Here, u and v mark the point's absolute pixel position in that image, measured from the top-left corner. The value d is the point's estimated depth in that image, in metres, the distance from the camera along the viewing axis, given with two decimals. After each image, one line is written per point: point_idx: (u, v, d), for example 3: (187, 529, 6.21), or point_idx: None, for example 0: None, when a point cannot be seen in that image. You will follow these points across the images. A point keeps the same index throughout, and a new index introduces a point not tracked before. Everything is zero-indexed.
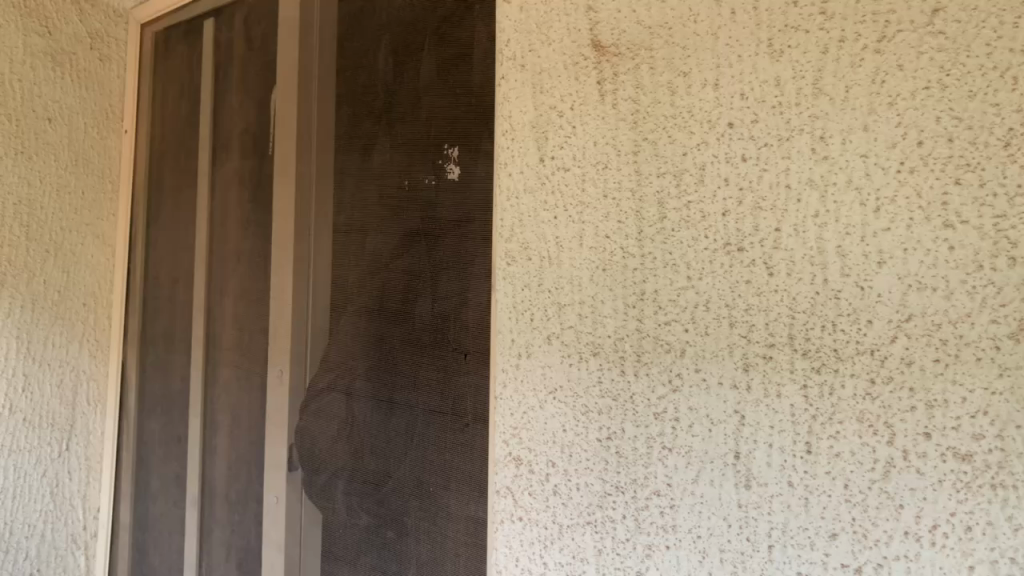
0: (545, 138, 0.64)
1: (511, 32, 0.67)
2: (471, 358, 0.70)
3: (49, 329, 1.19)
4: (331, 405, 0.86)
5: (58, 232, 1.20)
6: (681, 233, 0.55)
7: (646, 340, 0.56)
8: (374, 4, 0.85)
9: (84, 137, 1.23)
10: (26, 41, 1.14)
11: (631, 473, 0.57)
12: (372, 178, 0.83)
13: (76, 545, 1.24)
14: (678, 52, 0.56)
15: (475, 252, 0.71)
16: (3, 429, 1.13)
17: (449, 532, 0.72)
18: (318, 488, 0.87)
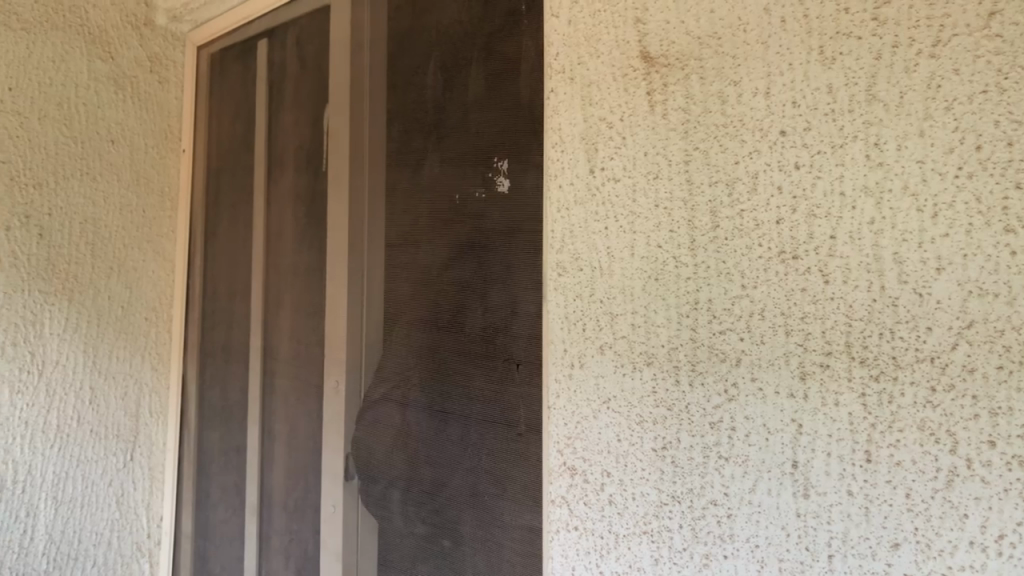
0: (595, 149, 0.64)
1: (559, 46, 0.68)
2: (524, 368, 0.71)
3: (114, 344, 1.23)
4: (385, 414, 0.88)
5: (121, 249, 1.24)
6: (734, 242, 0.55)
7: (700, 350, 0.57)
8: (423, 20, 0.87)
9: (145, 157, 1.28)
10: (90, 67, 1.19)
11: (687, 483, 0.57)
12: (423, 191, 0.85)
13: (140, 553, 1.27)
14: (729, 61, 0.56)
15: (526, 263, 0.72)
16: (70, 440, 1.17)
17: (504, 542, 0.72)
18: (374, 497, 0.89)
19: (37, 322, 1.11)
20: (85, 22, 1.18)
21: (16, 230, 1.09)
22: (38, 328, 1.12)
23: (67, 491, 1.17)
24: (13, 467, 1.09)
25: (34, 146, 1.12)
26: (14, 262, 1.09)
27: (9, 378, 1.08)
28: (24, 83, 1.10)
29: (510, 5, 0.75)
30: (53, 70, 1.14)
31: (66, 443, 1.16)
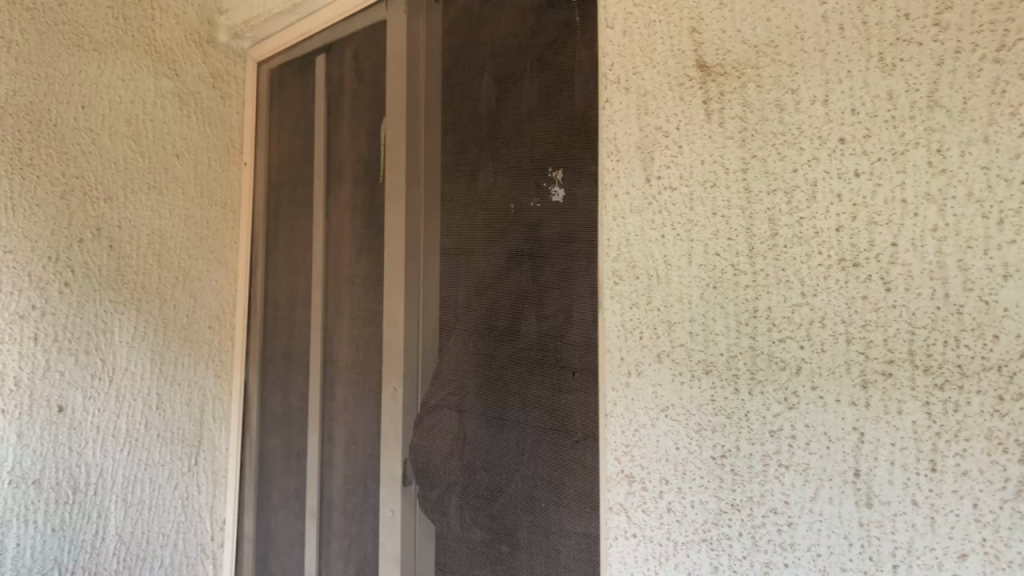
0: (651, 158, 0.65)
1: (614, 56, 0.69)
2: (580, 375, 0.72)
3: (179, 351, 1.27)
4: (442, 421, 0.89)
5: (186, 259, 1.28)
6: (793, 250, 0.55)
7: (760, 358, 0.57)
8: (478, 33, 0.88)
9: (208, 170, 1.32)
10: (156, 84, 1.24)
11: (747, 491, 0.57)
12: (479, 201, 0.86)
13: (204, 555, 1.31)
14: (786, 69, 0.56)
15: (582, 272, 0.73)
16: (139, 444, 1.21)
17: (562, 548, 0.73)
18: (431, 502, 0.90)
19: (107, 331, 1.16)
20: (151, 41, 1.23)
21: (89, 243, 1.14)
22: (108, 336, 1.16)
23: (136, 494, 1.21)
24: (86, 470, 1.14)
25: (105, 161, 1.16)
26: (87, 273, 1.13)
27: (82, 384, 1.13)
28: (96, 101, 1.15)
29: (565, 17, 0.76)
30: (122, 88, 1.19)
31: (135, 447, 1.20)
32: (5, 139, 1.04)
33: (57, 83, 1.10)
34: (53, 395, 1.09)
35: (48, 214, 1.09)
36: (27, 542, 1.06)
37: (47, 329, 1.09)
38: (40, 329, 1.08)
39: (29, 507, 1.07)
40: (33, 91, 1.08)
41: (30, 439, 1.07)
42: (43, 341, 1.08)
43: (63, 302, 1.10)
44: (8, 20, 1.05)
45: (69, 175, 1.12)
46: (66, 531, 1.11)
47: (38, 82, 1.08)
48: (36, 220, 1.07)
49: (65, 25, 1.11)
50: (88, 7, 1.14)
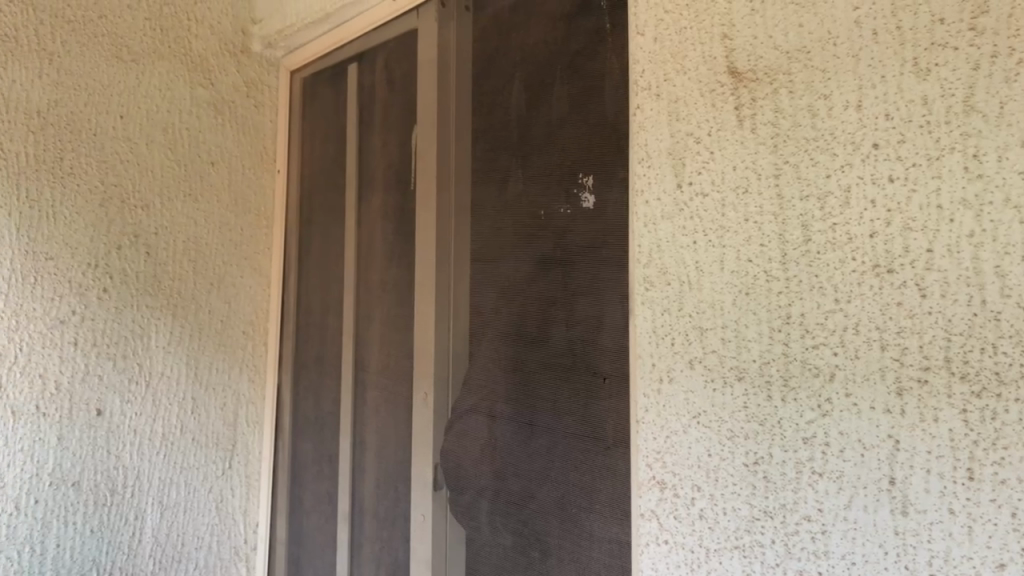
0: (682, 164, 0.65)
1: (645, 63, 0.69)
2: (611, 382, 0.72)
3: (213, 356, 1.28)
4: (473, 426, 0.89)
5: (220, 266, 1.30)
6: (826, 256, 0.55)
7: (793, 365, 0.56)
8: (509, 40, 0.89)
9: (242, 178, 1.34)
10: (192, 94, 1.26)
11: (780, 498, 0.57)
12: (510, 207, 0.87)
13: (238, 557, 1.32)
14: (819, 75, 0.56)
15: (612, 278, 0.73)
16: (174, 447, 1.23)
17: (592, 554, 0.73)
18: (462, 507, 0.90)
19: (144, 336, 1.18)
20: (187, 52, 1.25)
21: (127, 249, 1.16)
22: (145, 341, 1.18)
23: (171, 496, 1.23)
24: (123, 472, 1.16)
25: (143, 170, 1.19)
26: (124, 279, 1.16)
27: (119, 388, 1.15)
28: (133, 111, 1.18)
29: (595, 24, 0.77)
30: (159, 98, 1.21)
31: (170, 450, 1.22)
32: (46, 148, 1.07)
33: (96, 93, 1.13)
34: (91, 399, 1.12)
35: (87, 222, 1.11)
36: (67, 543, 1.09)
37: (86, 334, 1.11)
38: (79, 334, 1.10)
39: (69, 509, 1.09)
40: (73, 101, 1.10)
41: (70, 442, 1.09)
42: (82, 346, 1.11)
43: (102, 308, 1.13)
44: (50, 33, 1.08)
45: (108, 184, 1.14)
46: (104, 533, 1.13)
47: (78, 92, 1.11)
48: (77, 227, 1.10)
49: (104, 36, 1.14)
50: (126, 19, 1.17)
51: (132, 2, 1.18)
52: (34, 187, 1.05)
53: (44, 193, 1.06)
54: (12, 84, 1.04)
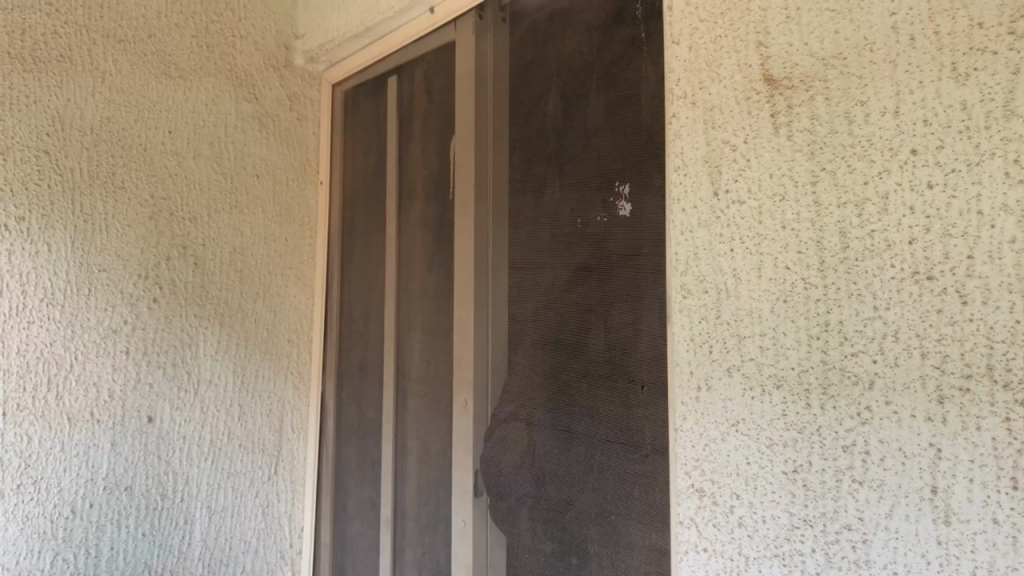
0: (718, 172, 0.65)
1: (680, 72, 0.69)
2: (649, 389, 0.72)
3: (259, 363, 1.31)
4: (513, 433, 0.90)
5: (266, 275, 1.33)
6: (865, 263, 0.55)
7: (831, 372, 0.56)
8: (546, 50, 0.90)
9: (287, 190, 1.37)
10: (238, 108, 1.29)
11: (819, 506, 0.56)
12: (547, 216, 0.87)
13: (284, 561, 1.35)
14: (856, 81, 0.56)
15: (650, 286, 0.73)
16: (222, 452, 1.26)
17: (632, 562, 0.73)
18: (503, 513, 0.91)
19: (192, 345, 1.21)
20: (233, 67, 1.29)
21: (176, 261, 1.19)
22: (193, 350, 1.21)
23: (220, 501, 1.25)
24: (173, 477, 1.19)
25: (190, 183, 1.22)
26: (173, 290, 1.19)
27: (169, 396, 1.18)
28: (181, 126, 1.21)
29: (632, 33, 0.77)
30: (205, 113, 1.25)
31: (218, 456, 1.25)
32: (99, 164, 1.11)
33: (146, 109, 1.17)
34: (142, 406, 1.15)
35: (138, 234, 1.15)
36: (120, 546, 1.12)
37: (136, 344, 1.14)
38: (131, 343, 1.14)
39: (122, 513, 1.12)
40: (124, 117, 1.14)
41: (123, 448, 1.12)
42: (134, 354, 1.14)
43: (152, 318, 1.16)
44: (102, 52, 1.11)
45: (157, 197, 1.17)
46: (155, 536, 1.16)
47: (129, 108, 1.14)
48: (129, 240, 1.13)
49: (153, 55, 1.18)
50: (174, 36, 1.20)
51: (180, 21, 1.21)
52: (88, 202, 1.09)
53: (97, 208, 1.10)
54: (67, 102, 1.07)
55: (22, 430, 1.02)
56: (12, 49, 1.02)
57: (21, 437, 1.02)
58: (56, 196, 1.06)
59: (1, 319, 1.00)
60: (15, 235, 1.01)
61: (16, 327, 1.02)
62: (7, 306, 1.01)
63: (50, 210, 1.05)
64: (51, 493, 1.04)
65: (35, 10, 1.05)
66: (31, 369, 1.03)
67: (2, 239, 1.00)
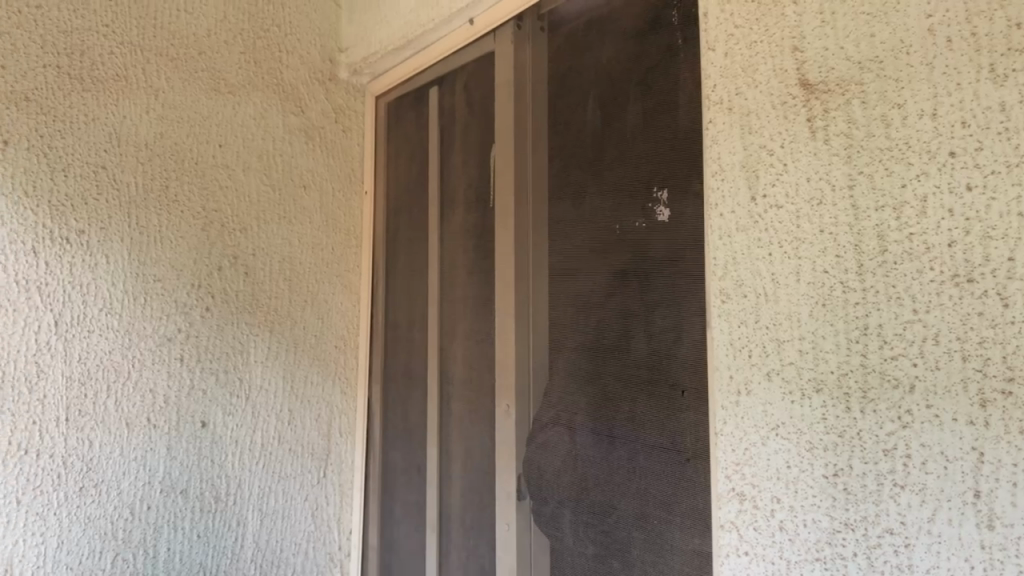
0: (756, 177, 0.65)
1: (716, 78, 0.70)
2: (689, 394, 0.73)
3: (308, 369, 1.34)
4: (555, 437, 0.91)
5: (314, 284, 1.36)
6: (904, 266, 0.54)
7: (871, 376, 0.56)
8: (585, 57, 0.91)
9: (333, 200, 1.40)
10: (285, 121, 1.33)
11: (861, 510, 0.56)
12: (587, 222, 0.88)
13: (333, 563, 1.37)
14: (892, 84, 0.56)
15: (689, 290, 0.74)
16: (273, 456, 1.29)
17: (675, 565, 0.74)
18: (546, 517, 0.92)
19: (244, 352, 1.25)
20: (280, 82, 1.32)
21: (227, 270, 1.23)
22: (245, 357, 1.25)
23: (271, 503, 1.29)
24: (227, 480, 1.22)
25: (241, 195, 1.26)
26: (224, 298, 1.23)
27: (222, 401, 1.22)
28: (231, 140, 1.25)
29: (668, 40, 0.78)
30: (254, 127, 1.28)
31: (269, 460, 1.29)
32: (154, 177, 1.15)
33: (197, 124, 1.21)
34: (197, 411, 1.19)
35: (191, 244, 1.19)
36: (176, 546, 1.15)
37: (190, 350, 1.18)
38: (184, 350, 1.17)
39: (178, 514, 1.16)
40: (177, 132, 1.18)
41: (178, 452, 1.16)
42: (189, 361, 1.18)
43: (205, 325, 1.20)
44: (155, 71, 1.16)
45: (209, 210, 1.21)
46: (209, 538, 1.20)
47: (181, 123, 1.18)
48: (182, 251, 1.17)
49: (203, 71, 1.22)
50: (224, 53, 1.24)
51: (229, 38, 1.25)
52: (143, 215, 1.13)
53: (152, 221, 1.14)
54: (123, 119, 1.12)
55: (84, 434, 1.06)
56: (72, 69, 1.07)
57: (82, 441, 1.06)
58: (114, 210, 1.10)
59: (63, 328, 1.05)
60: (76, 247, 1.06)
61: (78, 335, 1.06)
62: (69, 315, 1.05)
63: (108, 222, 1.09)
64: (111, 495, 1.08)
65: (93, 31, 1.09)
66: (91, 376, 1.07)
67: (64, 251, 1.05)
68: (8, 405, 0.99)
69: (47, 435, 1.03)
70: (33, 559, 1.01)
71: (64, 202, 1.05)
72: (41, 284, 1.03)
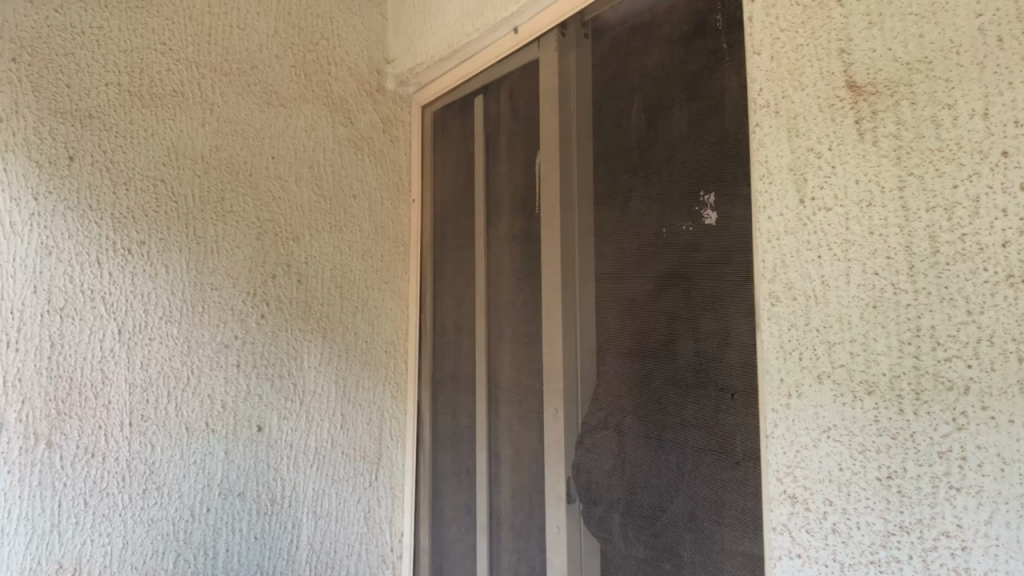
0: (804, 179, 0.65)
1: (763, 81, 0.70)
2: (739, 397, 0.73)
3: (360, 374, 1.37)
4: (605, 440, 0.92)
5: (364, 290, 1.39)
6: (956, 267, 0.54)
7: (925, 378, 0.56)
8: (630, 63, 0.91)
9: (382, 208, 1.43)
10: (335, 132, 1.36)
11: (916, 513, 0.56)
12: (633, 226, 0.89)
13: (385, 565, 1.39)
14: (942, 84, 0.56)
15: (737, 293, 0.74)
16: (326, 459, 1.32)
17: (726, 568, 0.74)
18: (596, 519, 0.93)
19: (298, 357, 1.28)
20: (329, 94, 1.35)
21: (281, 278, 1.26)
22: (299, 362, 1.28)
23: (325, 506, 1.31)
24: (282, 483, 1.25)
25: (293, 205, 1.29)
26: (279, 306, 1.26)
27: (277, 406, 1.25)
28: (283, 151, 1.28)
29: (713, 44, 0.78)
30: (305, 138, 1.31)
31: (323, 463, 1.31)
32: (210, 189, 1.18)
33: (251, 137, 1.24)
34: (253, 417, 1.22)
35: (246, 254, 1.22)
36: (234, 548, 1.18)
37: (246, 356, 1.21)
38: (241, 357, 1.21)
39: (236, 516, 1.19)
40: (232, 145, 1.21)
41: (236, 455, 1.19)
42: (244, 367, 1.21)
43: (260, 332, 1.23)
44: (211, 86, 1.19)
45: (263, 219, 1.24)
46: (266, 539, 1.22)
47: (235, 137, 1.22)
48: (238, 260, 1.21)
49: (255, 85, 1.25)
50: (275, 68, 1.28)
51: (280, 52, 1.29)
52: (201, 226, 1.17)
53: (209, 231, 1.18)
54: (180, 133, 1.15)
55: (147, 438, 1.10)
56: (132, 86, 1.11)
57: (145, 445, 1.09)
58: (173, 221, 1.14)
59: (127, 336, 1.08)
60: (137, 258, 1.10)
61: (140, 343, 1.10)
62: (132, 323, 1.09)
63: (168, 233, 1.13)
64: (173, 497, 1.12)
65: (152, 49, 1.13)
66: (153, 382, 1.11)
67: (126, 262, 1.09)
68: (76, 410, 1.04)
69: (112, 439, 1.07)
70: (100, 559, 1.05)
71: (126, 214, 1.09)
72: (105, 294, 1.07)
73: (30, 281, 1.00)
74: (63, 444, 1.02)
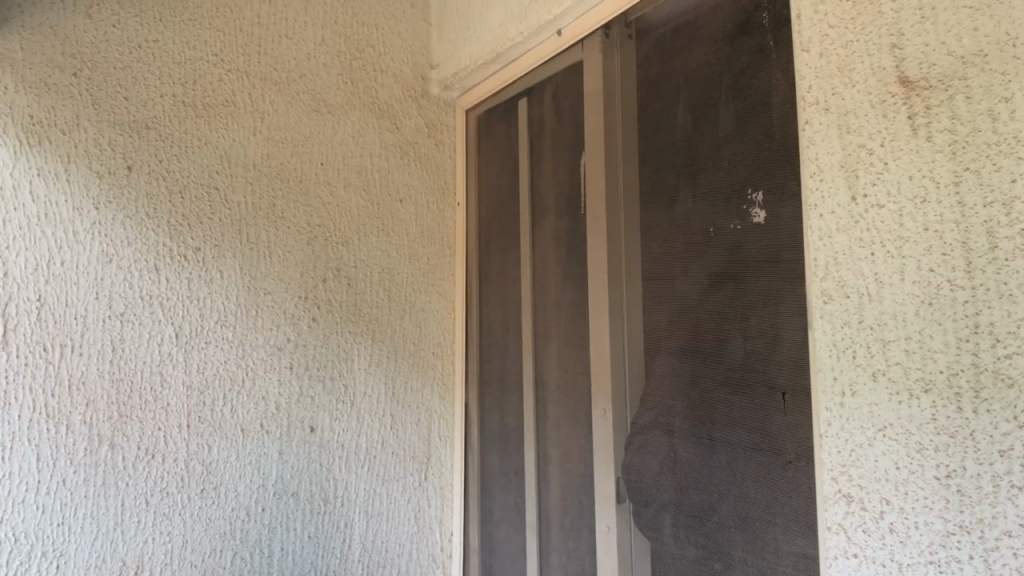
0: (855, 177, 0.65)
1: (812, 78, 0.70)
2: (790, 397, 0.72)
3: (409, 375, 1.39)
4: (654, 440, 0.92)
5: (411, 293, 1.41)
6: (1016, 263, 0.53)
7: (984, 375, 0.55)
8: (675, 62, 0.91)
9: (428, 212, 1.44)
10: (382, 137, 1.38)
11: (976, 513, 0.55)
12: (680, 225, 0.89)
13: (435, 564, 1.41)
14: (998, 78, 0.55)
15: (787, 291, 0.73)
16: (377, 460, 1.34)
17: (779, 568, 0.73)
18: (646, 519, 0.93)
19: (349, 359, 1.30)
20: (375, 100, 1.37)
21: (332, 282, 1.29)
22: (349, 364, 1.30)
23: (377, 505, 1.33)
24: (334, 483, 1.27)
25: (342, 210, 1.31)
26: (330, 309, 1.28)
27: (329, 408, 1.27)
28: (332, 157, 1.31)
29: (759, 42, 0.78)
30: (353, 144, 1.34)
31: (373, 464, 1.33)
32: (262, 196, 1.21)
33: (301, 144, 1.26)
34: (306, 418, 1.24)
35: (298, 258, 1.24)
36: (289, 547, 1.21)
37: (299, 359, 1.24)
38: (294, 360, 1.23)
39: (290, 516, 1.21)
40: (282, 153, 1.24)
41: (289, 456, 1.22)
42: (297, 370, 1.23)
43: (312, 335, 1.25)
44: (261, 95, 1.22)
45: (313, 224, 1.27)
46: (320, 538, 1.25)
47: (286, 144, 1.24)
48: (290, 265, 1.23)
49: (305, 93, 1.28)
50: (323, 75, 1.30)
51: (327, 61, 1.31)
52: (254, 232, 1.19)
53: (261, 237, 1.20)
54: (233, 142, 1.18)
55: (204, 440, 1.12)
56: (186, 97, 1.14)
57: (202, 446, 1.12)
58: (226, 227, 1.16)
59: (184, 340, 1.11)
60: (193, 264, 1.13)
61: (196, 346, 1.12)
62: (188, 328, 1.12)
63: (222, 240, 1.16)
64: (230, 497, 1.14)
65: (205, 61, 1.16)
66: (210, 384, 1.14)
67: (182, 268, 1.12)
68: (137, 412, 1.07)
69: (171, 440, 1.09)
70: (161, 558, 1.08)
71: (181, 222, 1.12)
72: (162, 300, 1.10)
73: (92, 287, 1.04)
74: (125, 445, 1.05)
